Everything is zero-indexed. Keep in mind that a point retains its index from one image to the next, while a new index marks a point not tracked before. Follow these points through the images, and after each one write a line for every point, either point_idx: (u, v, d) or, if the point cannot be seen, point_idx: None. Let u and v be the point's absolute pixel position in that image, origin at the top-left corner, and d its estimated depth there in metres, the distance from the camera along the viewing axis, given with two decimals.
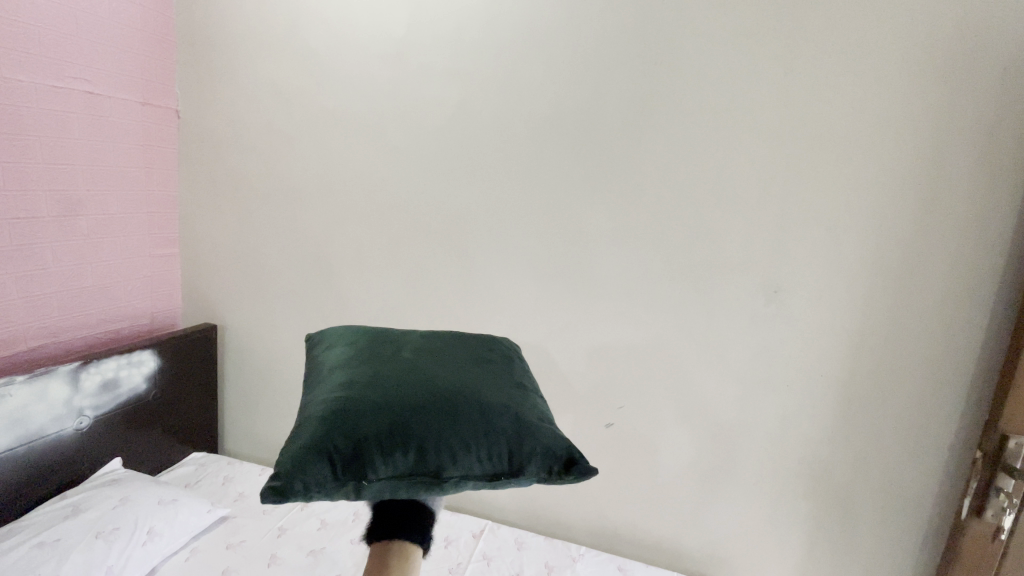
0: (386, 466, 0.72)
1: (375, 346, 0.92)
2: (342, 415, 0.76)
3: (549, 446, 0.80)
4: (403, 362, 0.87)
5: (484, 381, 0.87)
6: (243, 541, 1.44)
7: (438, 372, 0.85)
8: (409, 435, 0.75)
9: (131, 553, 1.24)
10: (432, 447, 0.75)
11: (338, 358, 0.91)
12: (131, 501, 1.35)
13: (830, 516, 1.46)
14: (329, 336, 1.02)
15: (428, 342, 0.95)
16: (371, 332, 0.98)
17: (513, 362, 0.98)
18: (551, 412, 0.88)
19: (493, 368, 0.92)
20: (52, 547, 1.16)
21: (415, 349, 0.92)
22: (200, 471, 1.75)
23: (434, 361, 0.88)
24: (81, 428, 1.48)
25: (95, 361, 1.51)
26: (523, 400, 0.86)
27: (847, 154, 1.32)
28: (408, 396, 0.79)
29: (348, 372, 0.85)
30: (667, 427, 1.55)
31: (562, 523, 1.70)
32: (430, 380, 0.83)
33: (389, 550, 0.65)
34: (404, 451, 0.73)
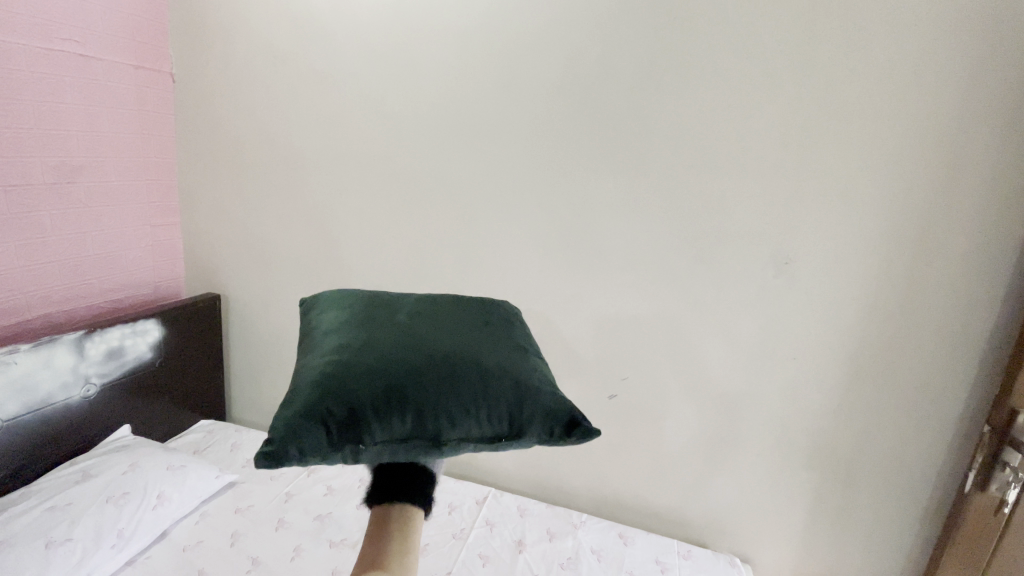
0: (383, 430, 0.72)
1: (370, 311, 0.90)
2: (336, 380, 0.75)
3: (550, 408, 0.79)
4: (399, 327, 0.85)
5: (484, 345, 0.85)
6: (250, 505, 1.47)
7: (435, 336, 0.84)
8: (406, 400, 0.74)
9: (142, 517, 1.27)
10: (431, 410, 0.73)
11: (332, 323, 0.89)
12: (140, 467, 1.37)
13: (829, 488, 1.47)
14: (323, 301, 1.00)
15: (425, 305, 0.93)
16: (367, 296, 0.96)
17: (513, 326, 0.96)
18: (552, 375, 0.87)
19: (492, 331, 0.91)
20: (63, 511, 1.19)
21: (412, 313, 0.90)
22: (209, 438, 1.78)
23: (432, 326, 0.87)
24: (89, 396, 1.49)
25: (99, 330, 1.51)
26: (524, 363, 0.85)
27: (868, 118, 1.25)
28: (405, 360, 0.78)
29: (342, 337, 0.83)
30: (670, 397, 1.55)
31: (563, 491, 1.72)
32: (428, 344, 0.81)
33: (389, 515, 0.63)
34: (401, 415, 0.72)
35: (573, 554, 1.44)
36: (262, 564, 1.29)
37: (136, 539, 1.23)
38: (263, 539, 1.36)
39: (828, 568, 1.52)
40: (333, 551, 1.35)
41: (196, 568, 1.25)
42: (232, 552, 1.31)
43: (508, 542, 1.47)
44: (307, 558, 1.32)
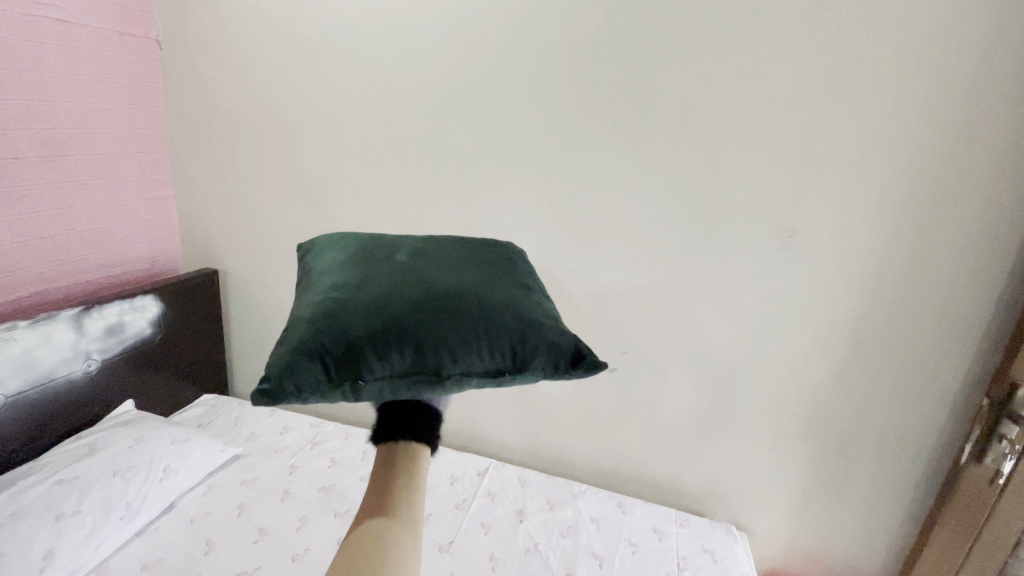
0: (382, 366, 0.72)
1: (368, 252, 0.89)
2: (334, 318, 0.75)
3: (553, 342, 0.78)
4: (399, 266, 0.85)
5: (484, 282, 0.84)
6: (256, 477, 1.49)
7: (434, 274, 0.83)
8: (404, 335, 0.73)
9: (149, 489, 1.28)
10: (430, 345, 0.73)
11: (330, 263, 0.89)
12: (145, 442, 1.38)
13: (827, 459, 1.49)
14: (320, 245, 0.99)
15: (424, 246, 0.92)
16: (365, 239, 0.95)
17: (515, 265, 0.95)
18: (555, 310, 0.86)
19: (494, 269, 0.89)
20: (71, 484, 1.20)
21: (410, 253, 0.89)
22: (213, 411, 1.79)
23: (430, 264, 0.86)
24: (91, 371, 1.49)
25: (97, 306, 1.50)
26: (526, 299, 0.84)
27: (884, 86, 1.20)
28: (403, 297, 0.77)
29: (340, 277, 0.83)
30: (670, 371, 1.56)
31: (564, 462, 1.75)
32: (426, 282, 0.80)
33: (396, 450, 0.62)
34: (400, 351, 0.72)
35: (574, 523, 1.47)
36: (270, 533, 1.31)
37: (145, 511, 1.25)
38: (270, 510, 1.38)
39: (823, 536, 1.55)
40: (339, 521, 1.38)
41: (205, 537, 1.27)
42: (239, 523, 1.33)
43: (510, 511, 1.50)
44: (313, 528, 1.34)
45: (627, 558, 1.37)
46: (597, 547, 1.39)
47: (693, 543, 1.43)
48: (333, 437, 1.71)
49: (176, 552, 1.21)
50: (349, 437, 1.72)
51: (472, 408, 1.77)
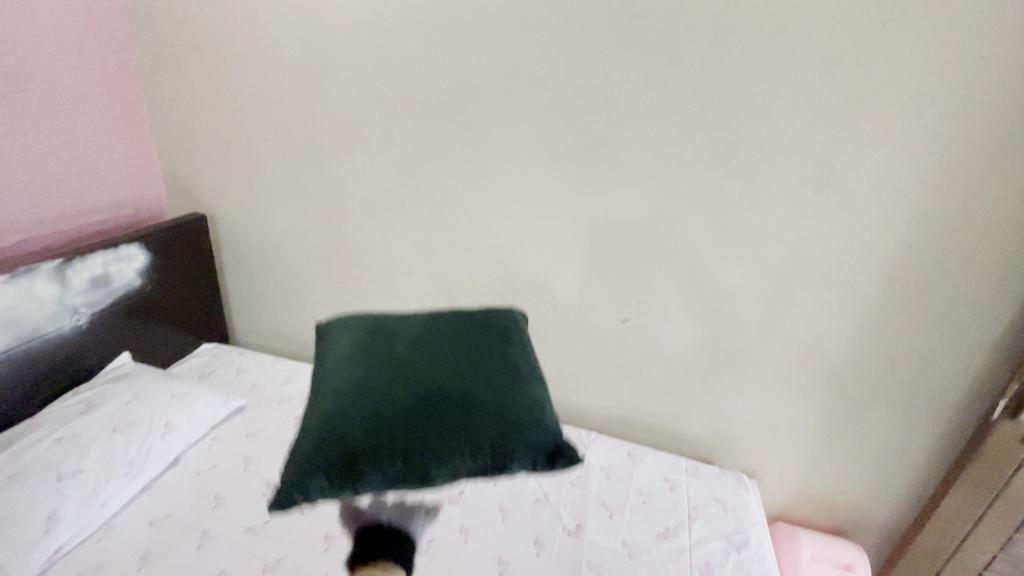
0: (377, 475, 0.79)
1: (372, 346, 0.98)
2: (337, 424, 0.83)
3: (534, 445, 0.85)
4: (405, 368, 0.92)
5: (475, 376, 0.92)
6: (262, 429, 1.46)
7: (429, 372, 0.91)
8: (398, 442, 0.81)
9: (152, 446, 1.25)
10: (420, 452, 0.80)
11: (339, 358, 0.97)
12: (144, 397, 1.34)
13: (846, 409, 1.45)
14: (334, 326, 1.08)
15: (424, 339, 1.00)
16: (371, 330, 1.03)
17: (508, 345, 1.01)
18: (541, 402, 0.92)
19: (486, 360, 0.96)
20: (70, 442, 1.17)
21: (410, 346, 0.97)
22: (214, 361, 1.74)
23: (426, 361, 0.94)
24: (81, 325, 1.43)
25: (79, 257, 1.42)
26: (512, 392, 0.91)
27: (959, 0, 1.05)
28: (399, 403, 0.86)
29: (346, 375, 0.91)
30: (687, 321, 1.48)
31: (572, 411, 1.72)
32: (420, 383, 0.88)
33: None
34: (394, 459, 0.79)
35: (583, 473, 1.45)
36: (278, 486, 1.28)
37: (149, 468, 1.23)
38: (276, 462, 1.35)
39: (833, 483, 1.54)
40: None
41: (212, 491, 1.25)
42: (246, 476, 1.30)
43: None
44: None
45: (638, 507, 1.36)
46: (607, 497, 1.38)
47: (704, 492, 1.42)
48: None
49: (184, 507, 1.19)
50: None
51: None
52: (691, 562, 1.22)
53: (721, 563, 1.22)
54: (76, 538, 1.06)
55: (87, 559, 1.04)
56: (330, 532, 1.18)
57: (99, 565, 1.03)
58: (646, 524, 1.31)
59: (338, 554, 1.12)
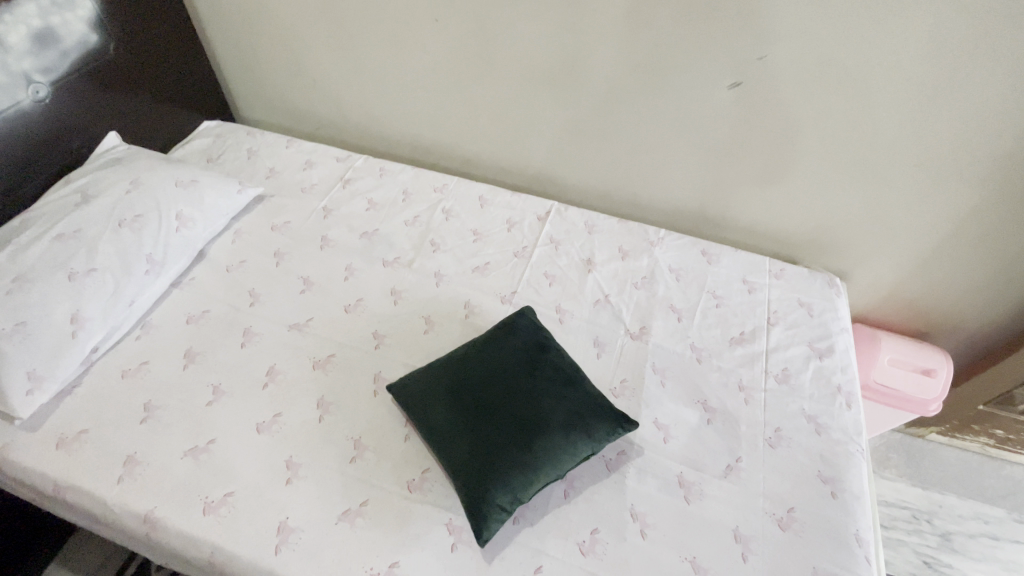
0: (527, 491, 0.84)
1: (467, 406, 0.91)
2: (485, 481, 0.83)
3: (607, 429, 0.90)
4: (474, 383, 0.94)
5: (547, 404, 0.91)
6: (288, 222, 1.28)
7: (520, 413, 0.90)
8: (531, 473, 0.85)
9: (167, 240, 1.11)
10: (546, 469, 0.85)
11: (443, 421, 0.90)
12: (143, 185, 1.15)
13: (998, 204, 1.15)
14: (419, 381, 0.96)
15: (494, 382, 0.93)
16: (450, 384, 0.94)
17: (548, 361, 0.97)
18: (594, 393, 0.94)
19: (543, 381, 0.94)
20: (75, 239, 1.03)
21: (495, 394, 0.92)
22: (219, 143, 1.48)
23: (514, 406, 0.90)
24: (43, 100, 1.16)
25: (4, 3, 1.06)
26: (579, 404, 0.92)
27: None
28: (513, 449, 0.86)
29: (465, 442, 0.87)
30: (820, 84, 1.10)
31: (636, 206, 1.46)
32: (526, 431, 0.88)
33: None
34: (534, 481, 0.85)
35: (650, 273, 1.25)
36: (315, 284, 1.16)
37: (171, 265, 1.11)
38: (309, 258, 1.21)
39: (937, 288, 1.35)
40: (389, 271, 1.20)
41: (247, 289, 1.14)
42: (279, 273, 1.18)
43: (576, 261, 1.27)
44: (361, 278, 1.18)
45: (710, 311, 1.19)
46: (675, 300, 1.21)
47: (788, 297, 1.24)
48: (365, 174, 1.41)
49: (220, 304, 1.11)
50: (384, 174, 1.42)
51: (528, 141, 1.41)
52: (768, 369, 1.11)
53: (800, 370, 1.11)
54: (113, 338, 1.02)
55: (132, 356, 1.01)
56: (378, 331, 1.09)
57: (145, 361, 1.00)
58: (719, 328, 1.17)
59: (390, 354, 1.05)
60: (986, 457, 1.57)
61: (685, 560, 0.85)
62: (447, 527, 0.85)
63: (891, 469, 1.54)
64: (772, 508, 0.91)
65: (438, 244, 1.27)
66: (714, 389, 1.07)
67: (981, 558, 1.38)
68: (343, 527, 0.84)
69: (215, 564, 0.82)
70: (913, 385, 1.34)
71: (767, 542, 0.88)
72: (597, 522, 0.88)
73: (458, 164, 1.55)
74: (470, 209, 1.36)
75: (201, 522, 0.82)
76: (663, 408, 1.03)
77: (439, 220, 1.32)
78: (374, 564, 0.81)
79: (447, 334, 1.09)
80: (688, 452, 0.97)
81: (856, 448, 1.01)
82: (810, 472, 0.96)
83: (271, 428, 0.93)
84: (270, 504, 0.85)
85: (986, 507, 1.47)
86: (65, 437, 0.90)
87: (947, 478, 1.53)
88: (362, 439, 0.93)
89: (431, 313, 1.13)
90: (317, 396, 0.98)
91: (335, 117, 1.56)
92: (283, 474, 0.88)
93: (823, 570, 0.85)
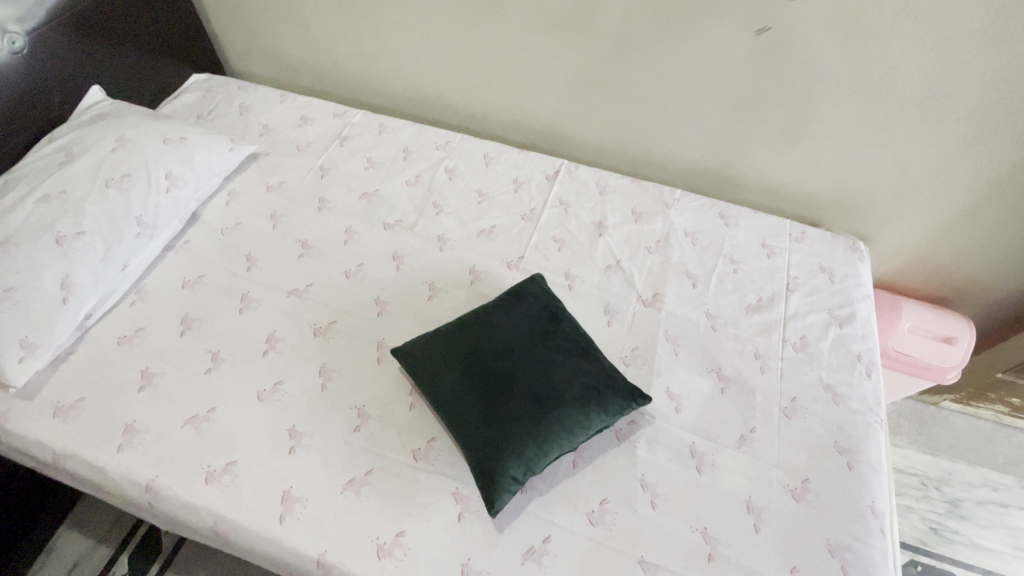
0: (539, 462, 0.82)
1: (479, 375, 0.88)
2: (496, 451, 0.81)
3: (622, 403, 0.88)
4: (484, 352, 0.91)
5: (561, 376, 0.88)
6: (284, 182, 1.22)
7: (533, 384, 0.87)
8: (544, 444, 0.82)
9: (158, 202, 1.05)
10: (559, 441, 0.83)
11: (452, 390, 0.87)
12: (130, 143, 1.08)
13: None
14: (425, 348, 0.92)
15: (506, 352, 0.90)
16: (459, 352, 0.91)
17: (562, 332, 0.95)
18: (608, 366, 0.92)
19: (557, 352, 0.92)
20: (60, 201, 0.98)
21: (507, 363, 0.89)
22: (209, 98, 1.40)
23: (527, 377, 0.88)
24: (19, 51, 1.09)
25: None
26: (593, 376, 0.90)
27: None
28: (526, 420, 0.83)
29: (475, 411, 0.85)
30: (857, 28, 1.00)
31: (650, 165, 1.38)
32: (539, 402, 0.85)
33: None
34: (547, 453, 0.83)
35: (664, 237, 1.19)
36: (314, 248, 1.11)
37: (163, 227, 1.06)
38: (306, 220, 1.16)
39: (966, 253, 1.28)
40: (391, 235, 1.15)
41: (243, 253, 1.10)
42: (276, 236, 1.13)
43: (586, 224, 1.21)
44: (362, 241, 1.13)
45: (726, 277, 1.14)
46: (690, 265, 1.15)
47: (808, 261, 1.18)
48: (364, 131, 1.34)
49: (216, 269, 1.07)
50: (384, 131, 1.34)
51: (536, 94, 1.32)
52: (785, 337, 1.06)
53: (819, 338, 1.07)
54: (107, 304, 0.99)
55: (127, 323, 0.98)
56: (380, 297, 1.05)
57: (140, 328, 0.97)
58: (736, 295, 1.12)
59: (393, 320, 1.01)
60: (999, 425, 1.55)
61: (696, 531, 0.83)
62: (454, 497, 0.83)
63: (902, 436, 1.52)
64: (786, 479, 0.89)
65: (441, 206, 1.21)
66: (729, 358, 1.03)
67: (989, 524, 1.37)
68: (348, 496, 0.82)
69: (219, 533, 0.81)
70: (932, 353, 1.30)
71: (781, 513, 0.86)
72: (607, 493, 0.86)
73: (461, 120, 1.47)
74: (474, 169, 1.29)
75: (204, 492, 0.81)
76: (676, 377, 1.00)
77: (441, 181, 1.25)
78: (380, 533, 0.79)
79: (452, 301, 1.05)
80: (701, 422, 0.94)
81: (875, 419, 0.97)
82: (827, 443, 0.94)
83: (272, 397, 0.90)
84: (273, 473, 0.83)
85: (996, 474, 1.46)
86: (62, 406, 0.88)
87: (958, 445, 1.51)
88: (366, 408, 0.91)
89: (435, 279, 1.08)
90: (319, 364, 0.95)
91: (331, 69, 1.47)
92: (286, 443, 0.86)
93: (837, 541, 0.84)
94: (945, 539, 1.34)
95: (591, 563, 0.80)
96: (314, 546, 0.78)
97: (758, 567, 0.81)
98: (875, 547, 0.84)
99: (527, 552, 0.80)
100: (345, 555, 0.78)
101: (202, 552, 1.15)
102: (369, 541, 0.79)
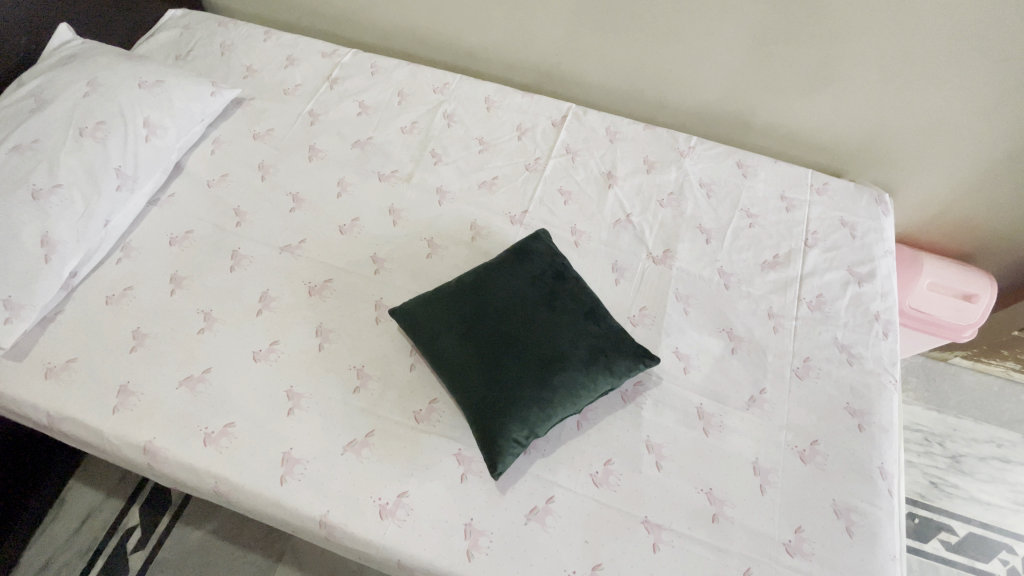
0: (542, 425, 0.80)
1: (480, 337, 0.85)
2: (498, 415, 0.79)
3: (629, 366, 0.85)
4: (486, 313, 0.87)
5: (566, 338, 0.85)
6: (271, 130, 1.15)
7: (537, 347, 0.84)
8: (547, 407, 0.80)
9: (136, 152, 0.99)
10: (563, 404, 0.81)
11: (453, 352, 0.84)
12: (103, 87, 1.00)
13: None
14: (422, 309, 0.88)
15: (508, 314, 0.87)
16: (460, 314, 0.87)
17: (568, 292, 0.90)
18: (615, 328, 0.88)
19: (563, 313, 0.88)
20: (32, 151, 0.92)
21: (510, 325, 0.85)
22: (187, 37, 1.29)
23: (530, 339, 0.84)
24: None
25: None
26: (600, 339, 0.86)
27: None
28: (529, 383, 0.81)
29: (476, 374, 0.82)
30: None
31: (662, 110, 1.28)
32: (542, 364, 0.82)
33: None
34: (551, 416, 0.80)
35: (677, 189, 1.12)
36: (306, 201, 1.05)
37: (144, 179, 1.00)
38: (296, 171, 1.09)
39: (997, 208, 1.21)
40: (386, 187, 1.09)
41: (231, 207, 1.04)
42: (266, 188, 1.07)
43: (595, 174, 1.13)
44: (356, 194, 1.07)
45: (742, 233, 1.08)
46: (704, 219, 1.09)
47: (829, 215, 1.12)
48: (355, 72, 1.24)
49: (204, 224, 1.02)
50: (376, 72, 1.24)
51: (541, 30, 1.21)
52: (801, 295, 1.02)
53: (836, 297, 1.02)
54: (92, 261, 0.95)
55: (115, 280, 0.94)
56: (377, 255, 1.00)
57: (129, 286, 0.94)
58: (752, 250, 1.06)
59: (390, 279, 0.97)
60: (1009, 382, 1.52)
61: (701, 492, 0.82)
62: (456, 458, 0.82)
63: (910, 392, 1.50)
64: (795, 441, 0.87)
65: (439, 154, 1.14)
66: (741, 317, 0.99)
67: (989, 479, 1.38)
68: (350, 458, 0.81)
69: (221, 493, 0.81)
70: (950, 310, 1.25)
71: (788, 474, 0.84)
72: (611, 454, 0.85)
73: (460, 59, 1.36)
74: (475, 114, 1.20)
75: (204, 454, 0.80)
76: (685, 337, 0.96)
77: (440, 127, 1.17)
78: (382, 494, 0.79)
79: (453, 257, 1.00)
80: (709, 383, 0.92)
81: (890, 379, 0.94)
82: (838, 404, 0.91)
83: (269, 357, 0.88)
84: (272, 434, 0.82)
85: (1001, 431, 1.45)
86: (54, 367, 0.86)
87: (964, 402, 1.49)
88: (365, 368, 0.88)
89: (434, 235, 1.03)
90: (315, 324, 0.92)
91: (319, 3, 1.35)
92: (284, 405, 0.84)
93: (844, 503, 0.83)
94: (945, 493, 1.36)
95: (594, 523, 0.79)
96: (316, 507, 0.78)
97: (762, 527, 0.80)
98: (882, 509, 0.83)
99: (530, 512, 0.79)
100: (348, 515, 0.77)
101: (210, 504, 1.18)
102: (371, 502, 0.78)
